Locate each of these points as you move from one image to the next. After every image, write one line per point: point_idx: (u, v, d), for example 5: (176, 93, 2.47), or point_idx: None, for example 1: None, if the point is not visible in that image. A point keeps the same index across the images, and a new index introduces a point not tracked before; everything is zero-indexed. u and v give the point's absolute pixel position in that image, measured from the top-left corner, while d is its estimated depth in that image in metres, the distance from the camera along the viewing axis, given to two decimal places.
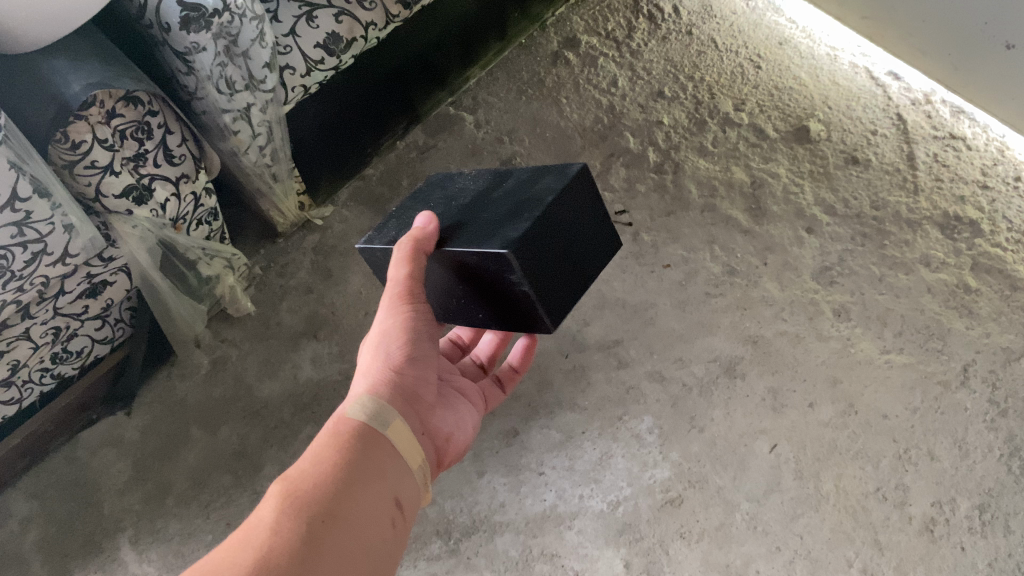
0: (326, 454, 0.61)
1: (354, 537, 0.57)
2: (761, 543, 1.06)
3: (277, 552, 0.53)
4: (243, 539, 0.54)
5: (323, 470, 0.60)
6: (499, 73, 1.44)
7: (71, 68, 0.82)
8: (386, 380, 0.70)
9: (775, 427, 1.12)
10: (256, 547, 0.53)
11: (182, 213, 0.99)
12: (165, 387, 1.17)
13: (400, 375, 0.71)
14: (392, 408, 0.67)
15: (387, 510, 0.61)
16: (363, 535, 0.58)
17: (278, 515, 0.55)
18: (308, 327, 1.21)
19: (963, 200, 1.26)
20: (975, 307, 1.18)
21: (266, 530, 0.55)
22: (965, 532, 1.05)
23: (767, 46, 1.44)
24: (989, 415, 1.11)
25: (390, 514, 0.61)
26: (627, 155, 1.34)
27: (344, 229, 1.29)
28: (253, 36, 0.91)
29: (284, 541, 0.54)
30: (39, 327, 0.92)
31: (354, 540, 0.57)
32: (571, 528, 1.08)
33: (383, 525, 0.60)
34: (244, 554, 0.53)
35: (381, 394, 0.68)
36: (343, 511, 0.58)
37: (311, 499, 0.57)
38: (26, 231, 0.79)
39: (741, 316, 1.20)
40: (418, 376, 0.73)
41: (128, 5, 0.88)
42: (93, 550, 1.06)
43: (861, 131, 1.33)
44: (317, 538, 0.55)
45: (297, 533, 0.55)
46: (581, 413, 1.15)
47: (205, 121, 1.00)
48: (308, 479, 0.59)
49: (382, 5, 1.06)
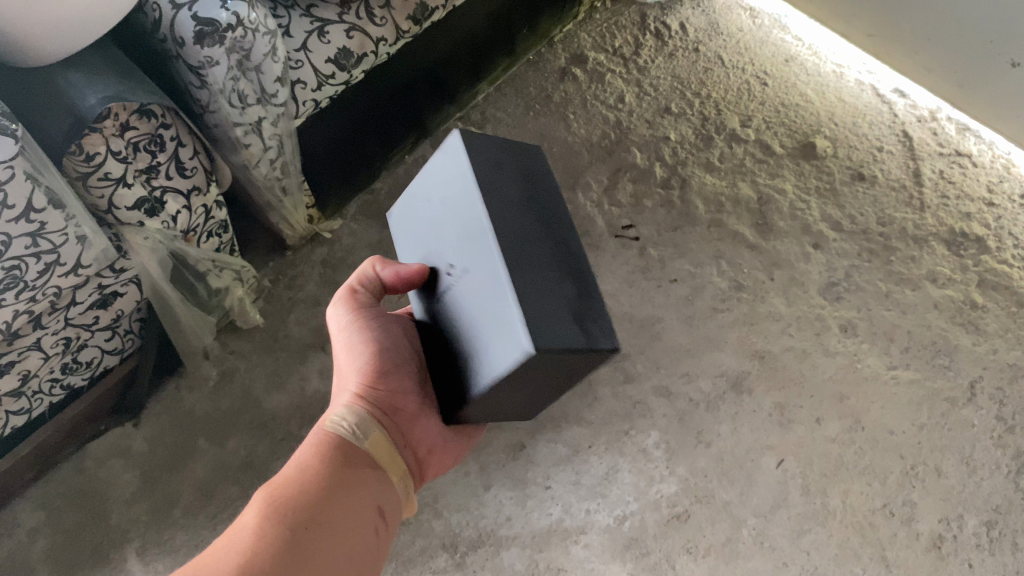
0: (309, 464, 0.63)
1: (338, 544, 0.59)
2: (767, 558, 1.06)
3: (261, 558, 0.55)
4: (227, 545, 0.56)
5: (307, 479, 0.61)
6: (507, 89, 1.45)
7: (86, 82, 0.83)
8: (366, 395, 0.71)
9: (782, 443, 1.12)
10: (240, 551, 0.55)
11: (193, 225, 1.00)
12: (173, 399, 1.17)
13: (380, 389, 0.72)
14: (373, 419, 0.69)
15: (367, 521, 0.63)
16: (346, 541, 0.60)
17: (261, 521, 0.58)
18: (316, 340, 1.22)
19: (969, 217, 1.27)
20: (982, 324, 1.19)
21: (251, 537, 0.56)
22: (972, 548, 1.05)
23: (773, 63, 1.45)
24: (996, 431, 1.12)
25: (371, 520, 0.64)
26: (634, 170, 1.34)
27: (352, 243, 1.31)
28: (265, 51, 0.92)
29: (268, 547, 0.56)
30: (50, 338, 0.92)
31: (336, 549, 0.59)
32: (578, 542, 1.08)
33: (365, 532, 0.62)
34: (229, 559, 0.55)
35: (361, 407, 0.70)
36: (325, 516, 0.60)
37: (294, 504, 0.59)
38: (40, 242, 0.80)
39: (748, 331, 1.20)
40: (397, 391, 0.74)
41: (144, 20, 0.89)
42: (101, 561, 1.06)
43: (867, 149, 1.34)
44: (302, 548, 0.57)
45: (280, 538, 0.57)
46: (588, 427, 1.14)
47: (217, 134, 1.01)
48: (292, 485, 0.61)
49: (393, 21, 1.07)
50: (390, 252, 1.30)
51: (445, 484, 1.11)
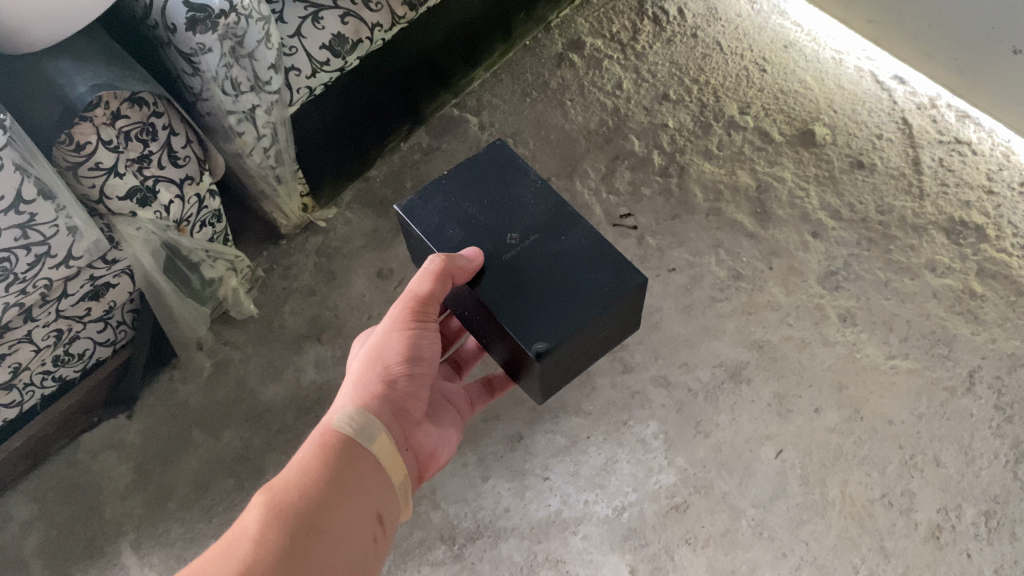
0: (312, 467, 0.65)
1: (336, 549, 0.61)
2: (766, 549, 1.05)
3: (259, 565, 0.57)
4: (229, 548, 0.58)
5: (308, 483, 0.64)
6: (503, 75, 1.42)
7: (76, 69, 0.81)
8: (377, 395, 0.74)
9: (781, 433, 1.12)
10: (239, 556, 0.58)
11: (187, 215, 0.98)
12: (167, 390, 1.16)
13: (394, 390, 0.75)
14: (380, 422, 0.71)
15: (368, 527, 0.66)
16: (344, 549, 0.62)
17: (261, 526, 0.60)
18: (311, 330, 1.20)
19: (968, 204, 1.26)
20: (981, 313, 1.18)
21: (250, 541, 0.59)
22: (971, 538, 1.05)
23: (772, 49, 1.42)
24: (995, 421, 1.11)
25: (370, 528, 0.66)
26: (632, 158, 1.33)
27: (347, 232, 1.28)
28: (259, 37, 0.91)
29: (267, 554, 0.58)
30: (41, 330, 0.91)
31: (334, 552, 0.61)
32: (577, 534, 1.07)
33: (363, 540, 0.64)
34: (230, 564, 0.57)
35: (370, 408, 0.72)
36: (325, 524, 0.62)
37: (294, 511, 0.61)
38: (29, 234, 0.79)
39: (747, 321, 1.19)
40: (410, 393, 0.76)
41: (134, 6, 0.87)
42: (95, 554, 1.06)
43: (866, 136, 1.33)
44: (300, 550, 0.59)
45: (278, 544, 0.59)
46: (586, 418, 1.14)
47: (209, 122, 0.99)
48: (294, 490, 0.63)
49: (388, 6, 1.05)
50: (386, 240, 1.27)
51: (443, 476, 1.11)
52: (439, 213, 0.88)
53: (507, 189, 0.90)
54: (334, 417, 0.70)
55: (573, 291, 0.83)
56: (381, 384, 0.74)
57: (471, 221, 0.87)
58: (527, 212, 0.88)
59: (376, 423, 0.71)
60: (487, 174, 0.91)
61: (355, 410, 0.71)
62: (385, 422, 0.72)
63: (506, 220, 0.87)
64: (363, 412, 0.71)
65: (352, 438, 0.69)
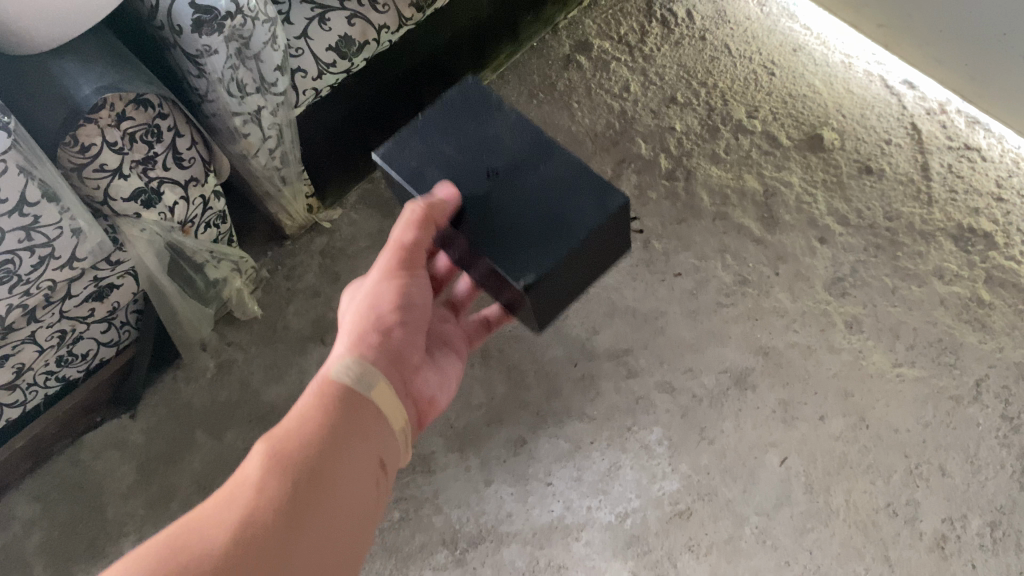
0: (310, 415, 0.63)
1: (343, 497, 0.59)
2: (769, 557, 1.05)
3: (264, 514, 0.55)
4: (230, 500, 0.56)
5: (309, 430, 0.62)
6: (510, 77, 1.42)
7: (82, 71, 0.81)
8: (373, 345, 0.72)
9: (785, 440, 1.11)
10: (242, 506, 0.55)
11: (191, 216, 0.98)
12: (170, 390, 1.16)
13: (388, 340, 0.73)
14: (377, 369, 0.70)
15: (373, 473, 0.64)
16: (349, 496, 0.60)
17: (264, 475, 0.58)
18: (315, 331, 1.20)
19: (977, 211, 1.25)
20: (989, 321, 1.18)
21: (253, 491, 0.56)
22: (976, 548, 1.04)
23: (781, 53, 1.41)
24: (1002, 430, 1.11)
25: (375, 475, 0.64)
26: (638, 161, 1.32)
27: (352, 232, 1.27)
28: (265, 39, 0.90)
29: (271, 503, 0.56)
30: (45, 330, 0.91)
31: (342, 500, 0.59)
32: (579, 539, 1.07)
33: (369, 487, 0.62)
34: (233, 515, 0.55)
35: (366, 356, 0.70)
36: (330, 473, 0.60)
37: (297, 460, 0.59)
38: (33, 236, 0.78)
39: (753, 327, 1.19)
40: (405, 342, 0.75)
41: (140, 7, 0.87)
42: (98, 554, 1.06)
43: (875, 141, 1.32)
44: (306, 501, 0.57)
45: (283, 494, 0.57)
46: (590, 423, 1.13)
47: (214, 124, 0.99)
48: (295, 439, 0.61)
49: (395, 7, 1.04)
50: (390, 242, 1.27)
51: (445, 479, 1.11)
52: (418, 158, 0.85)
53: (482, 125, 0.86)
54: (330, 368, 0.68)
55: (558, 226, 0.79)
56: (377, 333, 0.73)
57: (449, 162, 0.84)
58: (504, 147, 0.85)
59: (374, 371, 0.69)
60: (461, 115, 0.87)
61: (351, 360, 0.69)
62: (383, 369, 0.71)
63: (484, 156, 0.84)
64: (360, 360, 0.69)
65: (350, 388, 0.67)
